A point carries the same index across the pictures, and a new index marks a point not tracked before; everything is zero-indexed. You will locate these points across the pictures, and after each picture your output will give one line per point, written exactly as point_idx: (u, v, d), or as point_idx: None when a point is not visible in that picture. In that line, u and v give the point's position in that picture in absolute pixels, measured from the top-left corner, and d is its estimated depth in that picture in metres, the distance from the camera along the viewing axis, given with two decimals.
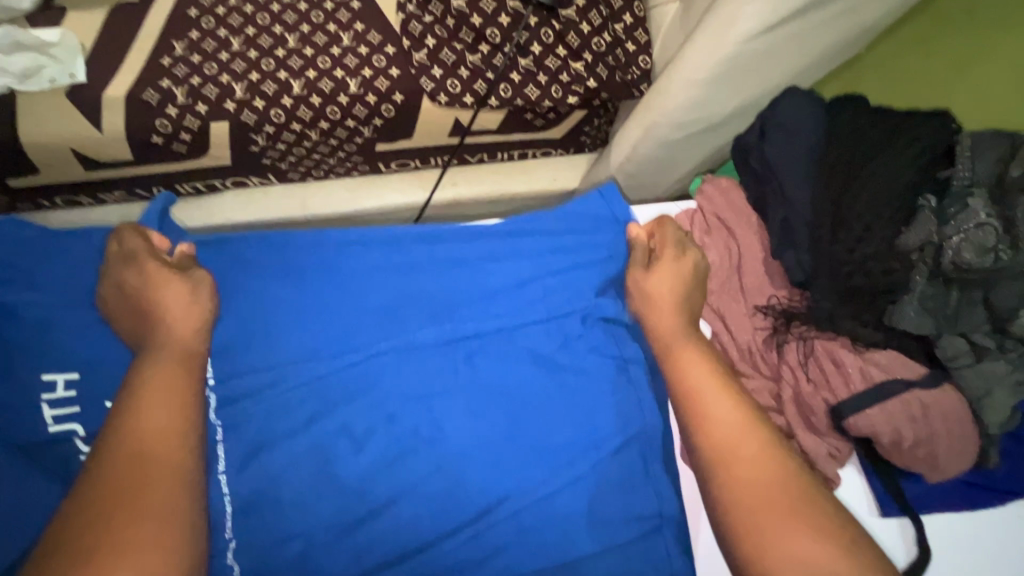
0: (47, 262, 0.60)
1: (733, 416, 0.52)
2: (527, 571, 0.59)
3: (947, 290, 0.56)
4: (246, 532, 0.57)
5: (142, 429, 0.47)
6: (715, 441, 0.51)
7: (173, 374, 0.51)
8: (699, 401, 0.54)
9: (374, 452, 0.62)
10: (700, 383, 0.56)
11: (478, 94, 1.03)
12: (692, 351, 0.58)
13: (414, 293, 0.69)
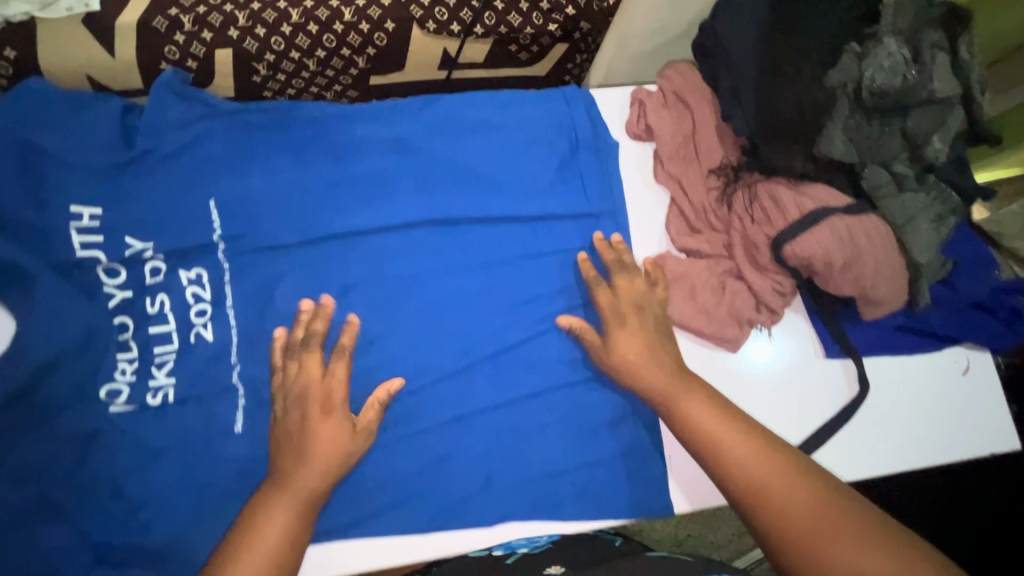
0: (62, 116, 0.65)
1: (757, 454, 0.55)
2: (504, 397, 0.69)
3: (868, 121, 0.62)
4: (250, 356, 0.65)
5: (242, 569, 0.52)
6: (761, 498, 0.52)
7: (273, 517, 0.55)
8: (712, 443, 0.57)
9: (364, 296, 0.69)
10: (707, 419, 0.59)
11: (464, 23, 0.94)
12: (694, 401, 0.61)
13: (393, 157, 0.73)
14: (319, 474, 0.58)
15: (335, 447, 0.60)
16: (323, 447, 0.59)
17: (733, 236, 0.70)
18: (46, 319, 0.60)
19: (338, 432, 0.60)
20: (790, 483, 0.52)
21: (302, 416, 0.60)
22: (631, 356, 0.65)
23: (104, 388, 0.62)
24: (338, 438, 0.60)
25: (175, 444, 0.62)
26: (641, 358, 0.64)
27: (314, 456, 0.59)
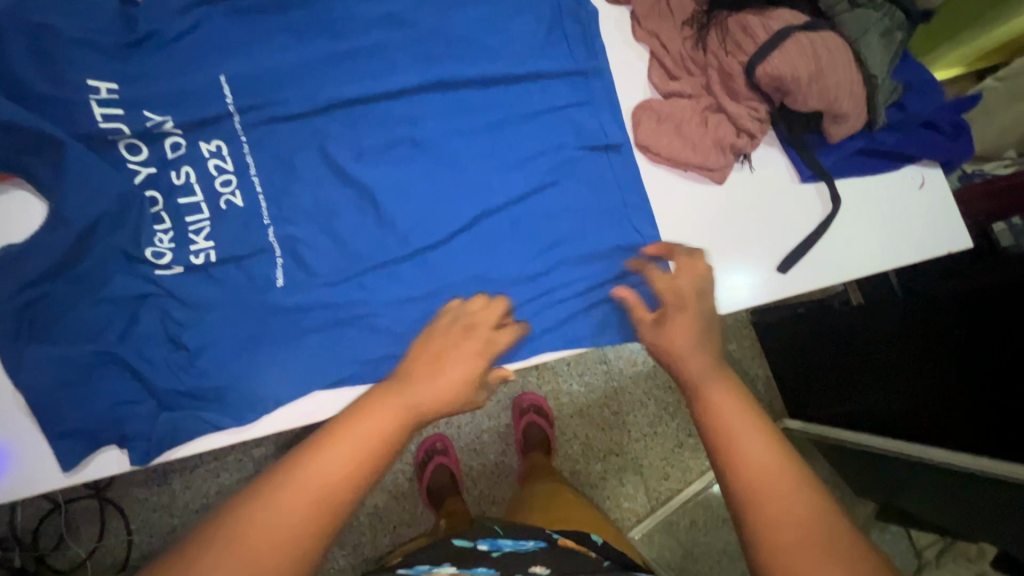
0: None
1: (765, 451, 0.53)
2: (520, 244, 0.75)
3: None
4: (283, 219, 0.70)
5: (323, 467, 0.49)
6: (746, 473, 0.52)
7: (378, 418, 0.55)
8: (728, 431, 0.56)
9: (376, 160, 0.73)
10: (728, 407, 0.58)
11: None
12: (723, 386, 0.60)
13: (386, 32, 0.76)
14: (434, 396, 0.59)
15: (452, 377, 0.61)
16: (448, 380, 0.60)
17: (711, 75, 0.77)
18: (87, 189, 0.64)
19: (469, 361, 0.62)
20: (793, 496, 0.50)
21: (447, 343, 0.63)
22: (679, 325, 0.67)
23: (148, 250, 0.66)
24: (459, 372, 0.61)
25: (224, 303, 0.67)
26: (690, 342, 0.65)
27: (444, 382, 0.60)
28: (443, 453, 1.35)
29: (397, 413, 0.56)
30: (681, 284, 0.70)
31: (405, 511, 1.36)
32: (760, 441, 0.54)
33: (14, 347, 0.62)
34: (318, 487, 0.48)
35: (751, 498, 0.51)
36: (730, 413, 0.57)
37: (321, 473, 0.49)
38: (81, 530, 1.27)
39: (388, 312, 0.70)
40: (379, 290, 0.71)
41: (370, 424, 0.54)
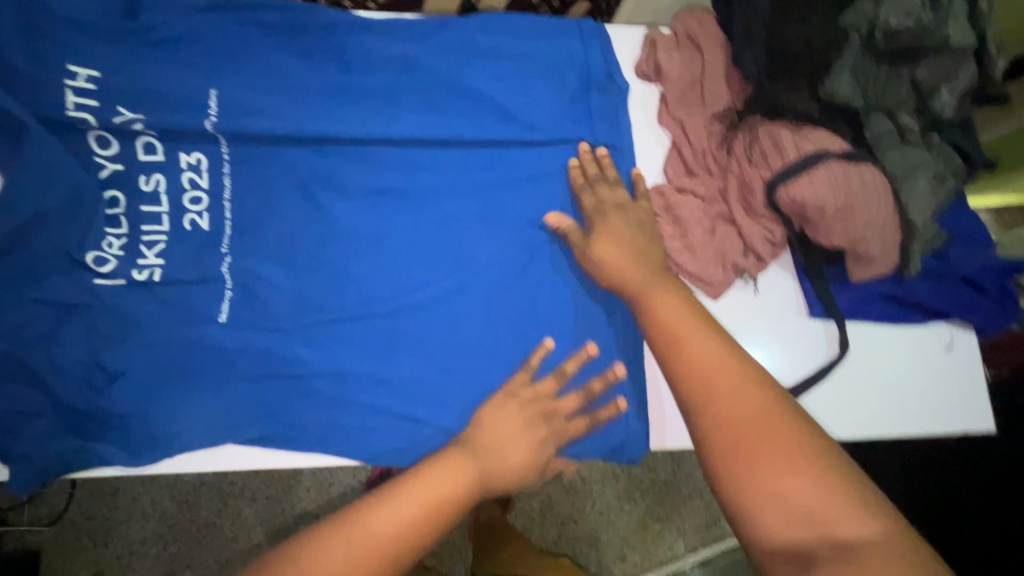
0: None
1: (721, 363, 0.49)
2: (487, 321, 0.67)
3: (879, 66, 0.63)
4: (242, 243, 0.66)
5: (381, 522, 0.49)
6: (709, 387, 0.48)
7: (444, 472, 0.54)
8: (676, 343, 0.52)
9: (356, 203, 0.69)
10: (709, 361, 0.50)
11: None
12: (670, 298, 0.57)
13: (394, 70, 0.71)
14: (501, 471, 0.57)
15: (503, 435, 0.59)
16: (516, 459, 0.58)
17: (730, 182, 0.69)
18: (35, 176, 0.60)
19: (517, 425, 0.60)
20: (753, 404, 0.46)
21: (509, 421, 0.60)
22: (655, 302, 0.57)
23: (91, 254, 0.62)
24: (522, 451, 0.59)
25: (156, 333, 0.62)
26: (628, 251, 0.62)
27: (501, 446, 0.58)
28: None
29: (465, 474, 0.55)
30: (607, 207, 0.67)
31: None
32: (713, 347, 0.51)
33: None
34: (377, 537, 0.48)
35: (715, 413, 0.47)
36: (683, 327, 0.53)
37: (381, 525, 0.49)
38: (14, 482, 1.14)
39: (324, 369, 0.64)
40: (321, 342, 0.65)
41: (441, 479, 0.53)
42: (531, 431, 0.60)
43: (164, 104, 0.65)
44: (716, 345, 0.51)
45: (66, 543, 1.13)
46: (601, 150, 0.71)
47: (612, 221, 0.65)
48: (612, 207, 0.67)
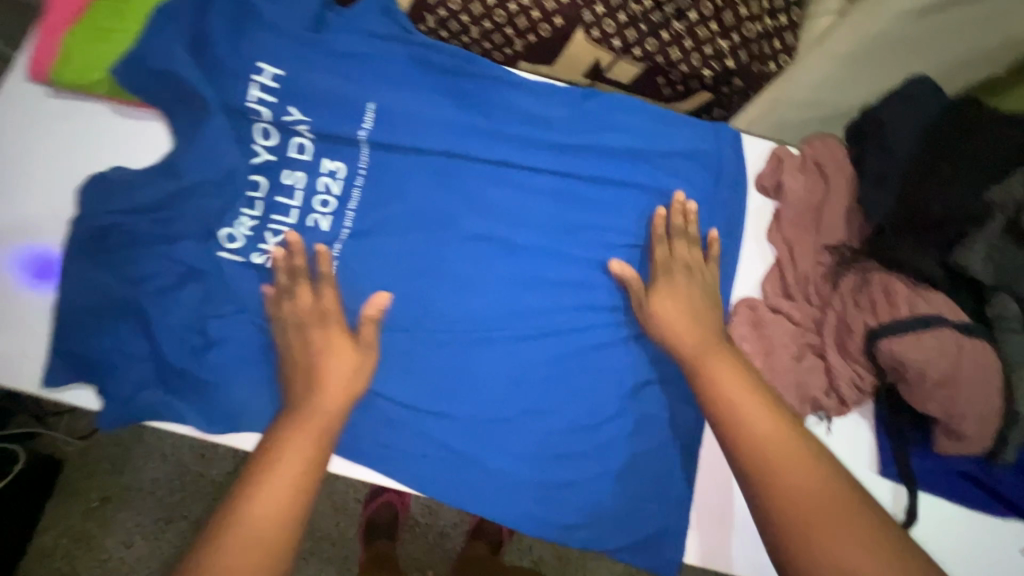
0: None
1: (783, 437, 0.56)
2: (558, 386, 0.69)
3: (1015, 248, 0.61)
4: (355, 250, 0.70)
5: (258, 521, 0.51)
6: (773, 462, 0.54)
7: (293, 445, 0.56)
8: (735, 414, 0.58)
9: (464, 241, 0.72)
10: (774, 440, 0.55)
11: (625, 41, 0.87)
12: (726, 365, 0.62)
13: (529, 129, 0.76)
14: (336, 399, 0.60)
15: (331, 372, 0.60)
16: (336, 386, 0.60)
17: (828, 316, 0.68)
18: (204, 153, 0.68)
19: (347, 355, 0.62)
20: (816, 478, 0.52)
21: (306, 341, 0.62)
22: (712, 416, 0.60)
23: (224, 230, 0.68)
24: (345, 363, 0.61)
25: (256, 315, 0.67)
26: (685, 320, 0.65)
27: (326, 389, 0.60)
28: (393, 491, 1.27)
29: (317, 441, 0.57)
30: (675, 264, 0.70)
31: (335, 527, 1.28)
32: (773, 421, 0.57)
33: (79, 264, 0.65)
34: (256, 527, 0.51)
35: (775, 483, 0.53)
36: (743, 400, 0.58)
37: (257, 514, 0.51)
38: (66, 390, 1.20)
39: (391, 388, 0.67)
40: (394, 364, 0.67)
41: (296, 463, 0.55)
42: (348, 385, 0.61)
43: (330, 111, 0.71)
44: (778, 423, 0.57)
45: (88, 462, 1.19)
46: (691, 205, 0.73)
47: (677, 284, 0.68)
48: (679, 267, 0.70)
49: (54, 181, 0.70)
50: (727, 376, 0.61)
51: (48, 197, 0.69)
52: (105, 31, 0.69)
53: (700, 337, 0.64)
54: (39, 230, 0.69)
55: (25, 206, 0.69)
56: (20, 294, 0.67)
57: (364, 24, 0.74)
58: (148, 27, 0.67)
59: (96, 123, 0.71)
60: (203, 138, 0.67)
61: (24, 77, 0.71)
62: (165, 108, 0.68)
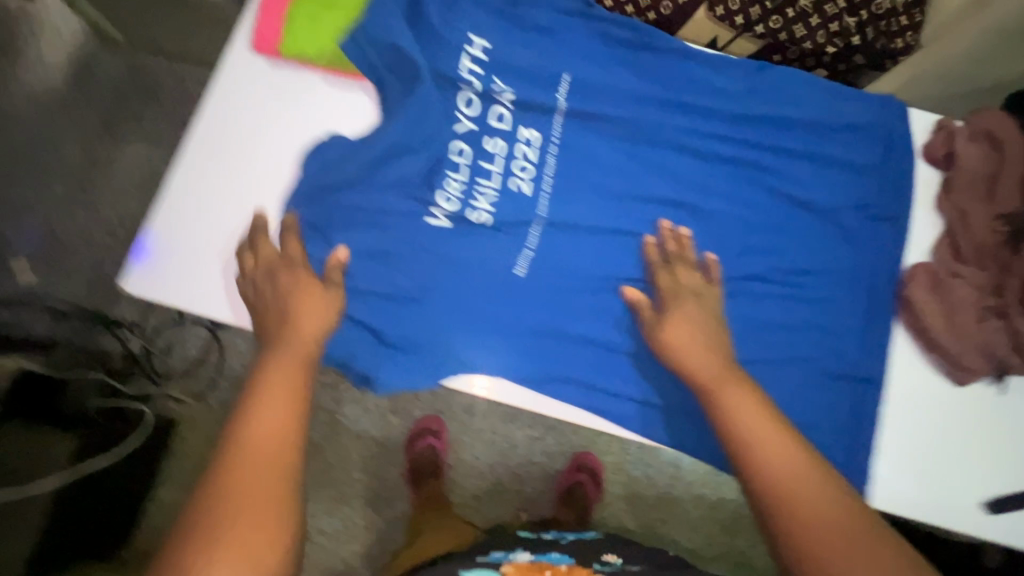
0: None
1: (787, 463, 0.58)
2: (742, 341, 0.75)
3: None
4: (555, 212, 0.76)
5: (261, 441, 0.56)
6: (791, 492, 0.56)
7: (282, 385, 0.61)
8: (750, 445, 0.60)
9: (651, 207, 0.77)
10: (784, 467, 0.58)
11: (749, 18, 0.87)
12: (741, 396, 0.64)
13: (705, 100, 0.79)
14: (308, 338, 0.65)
15: (308, 312, 0.66)
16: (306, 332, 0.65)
17: (1010, 280, 0.71)
18: (420, 121, 0.73)
19: (312, 309, 0.66)
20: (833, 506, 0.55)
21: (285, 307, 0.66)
22: (734, 402, 0.63)
23: (440, 194, 0.74)
24: (313, 309, 0.66)
25: (470, 270, 0.73)
26: (688, 335, 0.68)
27: (295, 325, 0.65)
28: (434, 437, 1.49)
29: (297, 377, 0.62)
30: (683, 290, 0.71)
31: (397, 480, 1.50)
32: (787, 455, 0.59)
33: (316, 223, 0.72)
34: (260, 445, 0.55)
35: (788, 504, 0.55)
36: (751, 428, 0.61)
37: (259, 434, 0.56)
38: None
39: (591, 340, 0.74)
40: (592, 317, 0.74)
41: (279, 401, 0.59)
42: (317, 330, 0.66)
43: (527, 82, 0.77)
44: (800, 462, 0.58)
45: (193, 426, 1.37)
46: (682, 231, 0.75)
47: (686, 307, 0.69)
48: (687, 293, 0.71)
49: (278, 148, 0.76)
50: (743, 409, 0.63)
51: (273, 163, 0.76)
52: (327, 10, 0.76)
53: (715, 368, 0.66)
54: (267, 193, 0.75)
55: (254, 171, 0.75)
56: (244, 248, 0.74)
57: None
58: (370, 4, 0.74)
59: (310, 90, 0.77)
60: (422, 107, 0.73)
61: (248, 50, 0.77)
62: (380, 78, 0.74)
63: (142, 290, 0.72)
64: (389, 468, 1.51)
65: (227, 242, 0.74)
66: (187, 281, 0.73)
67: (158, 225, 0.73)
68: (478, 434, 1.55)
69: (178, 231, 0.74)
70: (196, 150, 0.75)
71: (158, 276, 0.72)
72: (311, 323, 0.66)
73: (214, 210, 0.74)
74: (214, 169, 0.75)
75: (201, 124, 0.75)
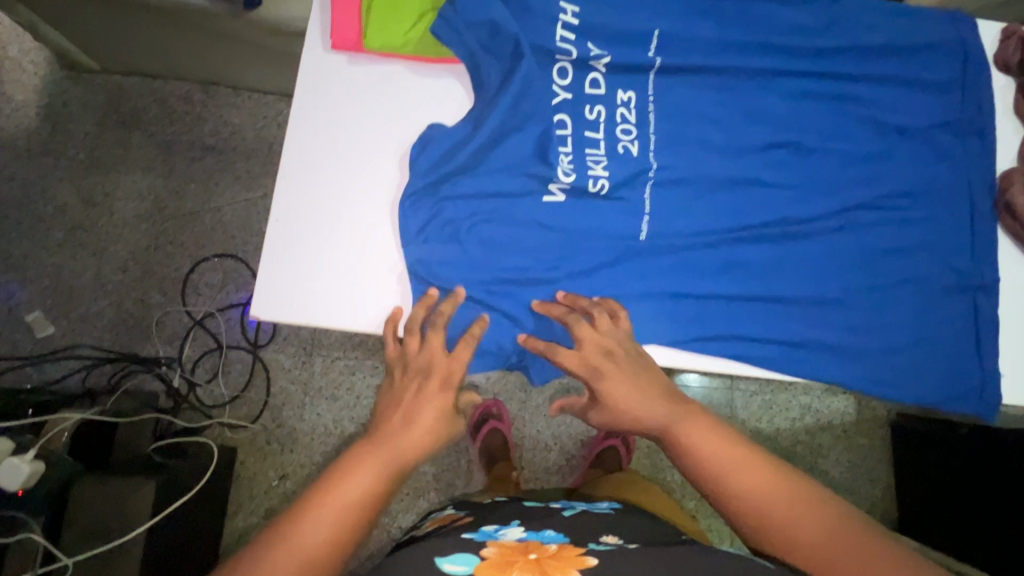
0: None
1: (757, 479, 0.60)
2: (866, 270, 0.75)
3: None
4: (666, 171, 0.75)
5: (310, 532, 0.52)
6: (779, 513, 0.58)
7: (350, 466, 0.59)
8: (720, 474, 0.61)
9: (757, 153, 0.77)
10: (761, 487, 0.59)
11: None
12: (699, 428, 0.66)
13: (789, 37, 0.79)
14: (390, 421, 0.64)
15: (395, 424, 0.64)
16: (401, 411, 0.65)
17: None
18: (524, 98, 0.73)
19: (436, 376, 0.67)
20: (813, 516, 0.56)
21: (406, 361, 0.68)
22: (690, 435, 0.65)
23: (558, 168, 0.73)
24: (434, 369, 0.67)
25: (593, 241, 0.73)
26: (633, 396, 0.68)
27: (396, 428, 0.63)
28: (498, 419, 1.50)
29: (370, 456, 0.60)
30: (592, 351, 0.69)
31: (459, 463, 1.53)
32: (757, 468, 0.61)
33: (435, 217, 0.71)
34: (305, 547, 0.51)
35: (769, 522, 0.57)
36: (726, 457, 0.62)
37: (307, 534, 0.52)
38: (230, 376, 1.50)
39: (720, 292, 0.74)
40: (719, 270, 0.75)
41: (343, 488, 0.56)
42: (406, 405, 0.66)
43: (618, 43, 0.76)
44: (769, 479, 0.60)
45: (257, 444, 1.47)
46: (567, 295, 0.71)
47: (610, 375, 0.69)
48: (599, 357, 0.69)
49: (374, 146, 0.75)
50: (704, 440, 0.65)
51: (372, 161, 0.74)
52: None
53: (662, 408, 0.68)
54: (371, 194, 0.74)
55: (354, 171, 0.74)
56: (360, 254, 0.73)
57: None
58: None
59: (399, 85, 0.76)
60: (527, 85, 0.73)
61: (325, 50, 0.76)
62: (475, 59, 0.73)
63: (268, 312, 0.71)
64: (458, 457, 1.53)
65: (342, 251, 0.73)
66: (309, 290, 0.71)
67: (269, 245, 0.72)
68: (538, 409, 1.58)
69: (293, 247, 0.72)
70: (293, 159, 0.73)
71: (282, 295, 0.71)
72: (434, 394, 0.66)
73: (323, 221, 0.73)
74: (315, 180, 0.73)
75: (293, 135, 0.73)
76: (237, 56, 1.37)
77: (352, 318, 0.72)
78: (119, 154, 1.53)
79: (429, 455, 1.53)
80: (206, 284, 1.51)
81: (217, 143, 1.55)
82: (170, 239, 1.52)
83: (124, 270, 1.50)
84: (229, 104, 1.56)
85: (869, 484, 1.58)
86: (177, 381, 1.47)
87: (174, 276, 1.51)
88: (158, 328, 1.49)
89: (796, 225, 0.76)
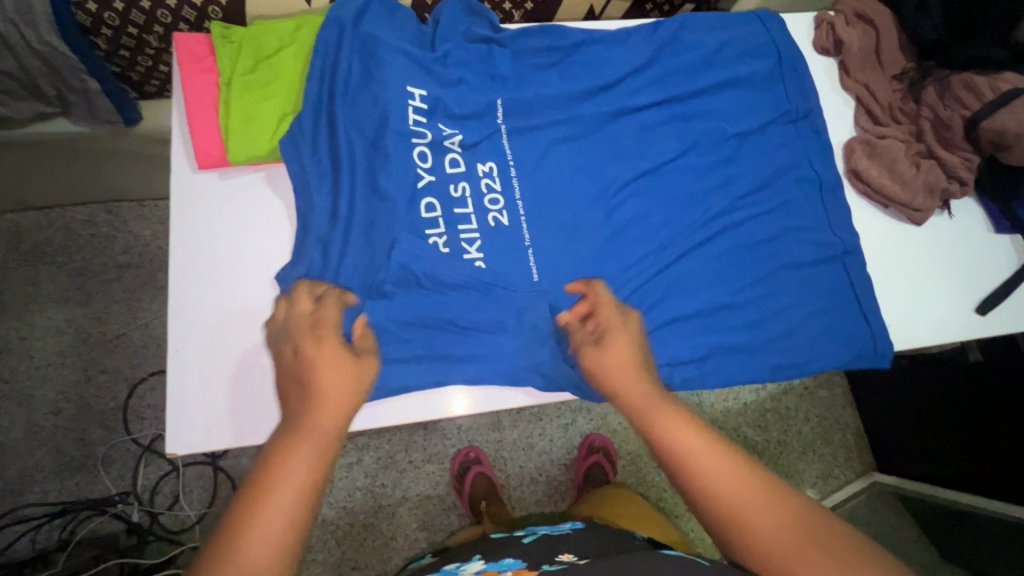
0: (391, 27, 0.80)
1: (727, 466, 0.58)
2: (744, 266, 0.81)
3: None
4: (542, 225, 0.79)
5: (254, 533, 0.50)
6: (736, 504, 0.56)
7: (297, 461, 0.54)
8: (684, 460, 0.60)
9: (625, 188, 0.82)
10: (726, 478, 0.58)
11: None
12: (673, 412, 0.63)
13: (627, 71, 0.86)
14: (332, 415, 0.58)
15: (329, 379, 0.59)
16: (330, 388, 0.59)
17: (925, 125, 0.85)
18: (398, 179, 0.76)
19: (334, 357, 0.60)
20: (780, 505, 0.55)
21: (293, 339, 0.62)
22: (666, 423, 0.62)
23: (433, 261, 0.75)
24: (334, 367, 0.60)
25: (487, 306, 0.76)
26: (630, 375, 0.67)
27: (325, 398, 0.58)
28: (478, 463, 1.49)
29: (319, 446, 0.56)
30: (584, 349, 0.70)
31: (449, 518, 1.50)
32: (724, 459, 0.59)
33: None
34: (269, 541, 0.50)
35: (737, 514, 0.55)
36: (695, 446, 0.60)
37: (267, 530, 0.50)
38: (194, 496, 1.42)
39: None
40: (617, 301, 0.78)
41: (282, 481, 0.53)
42: (353, 389, 0.60)
43: (473, 113, 0.82)
44: (733, 464, 0.58)
45: None
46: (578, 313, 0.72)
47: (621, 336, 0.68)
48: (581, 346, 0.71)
49: (250, 259, 0.75)
50: (678, 423, 0.62)
51: (254, 270, 0.75)
52: (258, 110, 0.75)
53: (644, 392, 0.66)
54: (257, 302, 0.74)
55: (240, 284, 0.74)
56: (254, 364, 0.72)
57: (464, 30, 0.83)
58: (305, 94, 0.77)
59: (262, 206, 0.77)
60: (400, 168, 0.76)
61: (191, 170, 0.77)
62: (342, 156, 0.76)
63: (186, 444, 0.70)
64: (449, 514, 1.50)
65: (240, 365, 0.72)
66: (215, 414, 0.71)
67: (172, 376, 0.71)
68: (516, 444, 1.57)
69: (193, 372, 0.71)
70: (177, 283, 0.73)
71: (194, 423, 0.70)
72: (341, 389, 0.60)
73: (216, 340, 0.72)
74: (201, 300, 0.73)
75: (173, 257, 0.74)
76: (130, 172, 1.34)
77: (229, 434, 0.71)
78: (28, 294, 1.46)
79: (421, 518, 1.49)
80: (149, 407, 1.44)
81: (132, 259, 1.51)
82: (100, 367, 1.45)
83: (56, 411, 1.42)
84: (138, 218, 1.53)
85: (841, 432, 1.64)
86: (137, 515, 1.39)
87: (112, 406, 1.43)
88: (105, 464, 1.41)
89: (678, 240, 0.82)
